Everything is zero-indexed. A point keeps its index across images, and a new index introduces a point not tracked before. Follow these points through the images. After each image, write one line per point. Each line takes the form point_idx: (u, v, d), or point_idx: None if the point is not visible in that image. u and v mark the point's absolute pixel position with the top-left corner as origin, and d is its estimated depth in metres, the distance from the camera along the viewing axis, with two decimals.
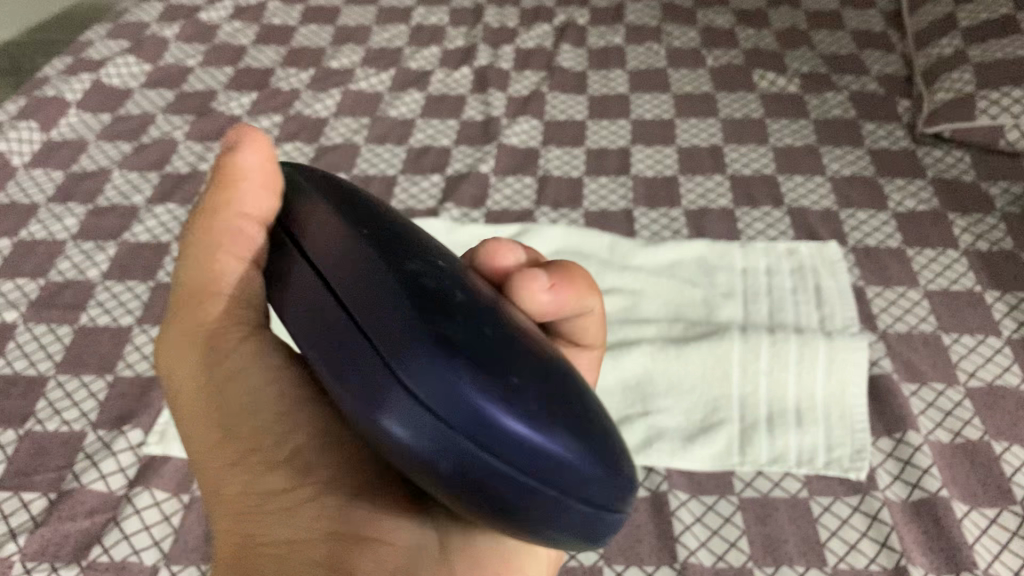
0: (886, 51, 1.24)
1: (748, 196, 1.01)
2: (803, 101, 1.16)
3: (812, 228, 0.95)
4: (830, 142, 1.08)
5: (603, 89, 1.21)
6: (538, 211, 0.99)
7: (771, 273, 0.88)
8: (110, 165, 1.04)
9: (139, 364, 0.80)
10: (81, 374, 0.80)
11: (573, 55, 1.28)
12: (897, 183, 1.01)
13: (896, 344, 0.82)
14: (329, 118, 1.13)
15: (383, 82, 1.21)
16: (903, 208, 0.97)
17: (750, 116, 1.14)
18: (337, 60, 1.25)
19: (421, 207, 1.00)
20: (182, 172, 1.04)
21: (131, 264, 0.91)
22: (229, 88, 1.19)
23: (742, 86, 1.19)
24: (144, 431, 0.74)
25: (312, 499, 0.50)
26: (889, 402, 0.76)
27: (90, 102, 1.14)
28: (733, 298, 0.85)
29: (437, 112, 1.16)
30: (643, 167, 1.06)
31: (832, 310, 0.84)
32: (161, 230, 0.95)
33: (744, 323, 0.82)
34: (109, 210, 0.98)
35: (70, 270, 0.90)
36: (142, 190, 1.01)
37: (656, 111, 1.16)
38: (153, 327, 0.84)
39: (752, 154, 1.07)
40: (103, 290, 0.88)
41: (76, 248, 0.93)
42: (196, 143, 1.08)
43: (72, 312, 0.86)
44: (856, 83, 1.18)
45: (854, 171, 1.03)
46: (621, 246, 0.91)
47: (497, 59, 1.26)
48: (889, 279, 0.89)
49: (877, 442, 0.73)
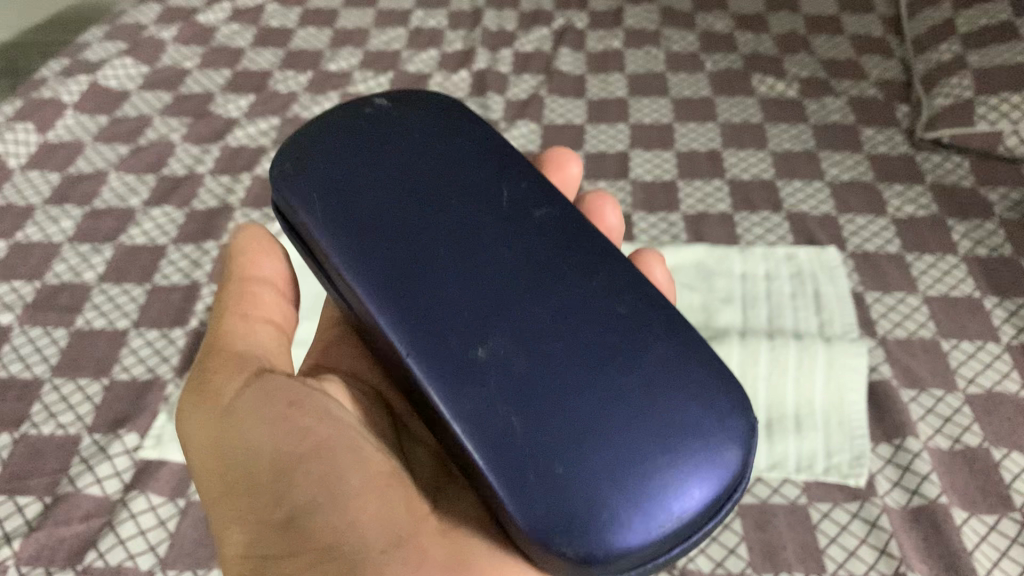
0: (885, 57, 1.24)
1: (747, 200, 1.01)
2: (802, 106, 1.16)
3: (811, 233, 0.95)
4: (829, 147, 1.08)
5: (602, 92, 1.21)
6: None
7: (770, 278, 0.88)
8: (107, 167, 1.04)
9: (135, 368, 0.80)
10: (77, 378, 0.79)
11: (572, 59, 1.27)
12: (896, 189, 1.01)
13: (895, 350, 0.81)
14: None
15: (381, 86, 1.21)
16: (902, 214, 0.97)
17: (749, 121, 1.13)
18: (335, 63, 1.25)
19: None
20: (180, 175, 1.03)
21: (127, 267, 0.91)
22: (227, 91, 1.18)
23: (741, 91, 1.19)
24: (139, 435, 0.74)
25: (318, 563, 0.50)
26: (888, 407, 0.75)
27: (87, 104, 1.14)
28: (732, 303, 0.85)
29: None
30: (642, 171, 1.06)
31: (831, 316, 0.84)
32: (158, 233, 0.95)
33: (743, 329, 0.82)
34: (106, 212, 0.97)
35: (66, 272, 0.90)
36: (139, 192, 1.00)
37: (655, 115, 1.16)
38: (150, 330, 0.84)
39: (751, 159, 1.07)
40: (100, 292, 0.88)
41: (72, 250, 0.92)
42: (194, 146, 1.08)
43: (68, 315, 0.85)
44: (855, 88, 1.18)
45: (853, 176, 1.03)
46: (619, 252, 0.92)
47: (496, 62, 1.25)
48: (888, 285, 0.89)
49: (876, 448, 0.73)
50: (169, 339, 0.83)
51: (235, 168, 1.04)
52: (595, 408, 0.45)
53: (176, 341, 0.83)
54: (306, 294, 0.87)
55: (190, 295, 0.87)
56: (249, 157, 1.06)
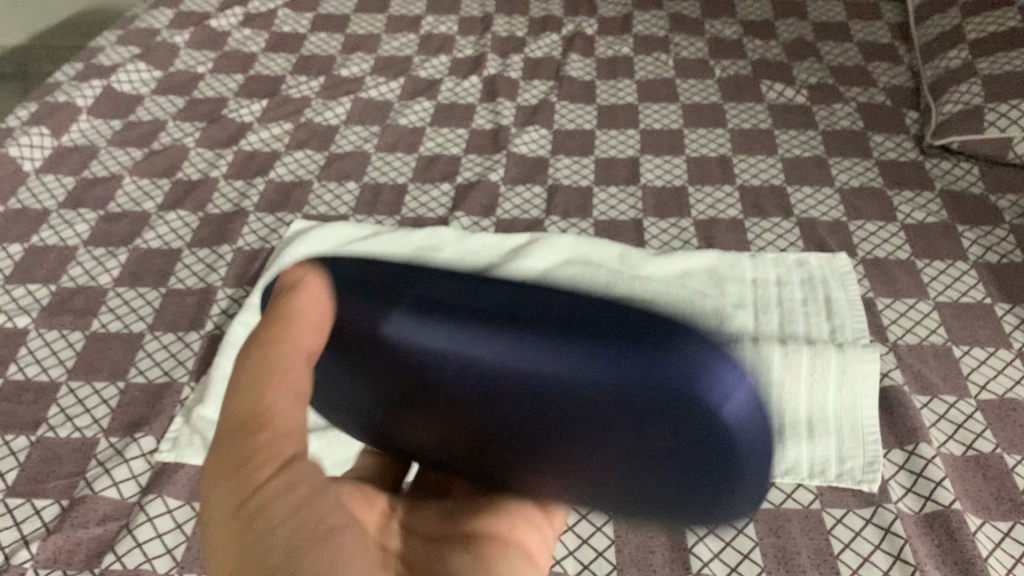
0: (894, 63, 1.25)
1: (757, 206, 1.01)
2: (811, 112, 1.16)
3: (822, 239, 0.96)
4: (838, 153, 1.08)
5: (612, 98, 1.21)
6: (547, 220, 0.99)
7: (781, 284, 0.89)
8: (121, 171, 1.05)
9: (151, 372, 0.81)
10: (93, 381, 0.80)
11: (582, 65, 1.28)
12: (906, 195, 1.01)
13: (907, 356, 0.82)
14: (339, 126, 1.14)
15: (392, 91, 1.21)
16: (912, 220, 0.98)
17: (759, 127, 1.14)
18: (347, 68, 1.26)
19: (430, 214, 1.00)
20: (193, 179, 1.04)
21: (142, 270, 0.91)
22: (240, 96, 1.19)
23: (751, 97, 1.20)
24: (155, 438, 0.74)
25: None
26: (900, 413, 0.76)
27: (101, 109, 1.15)
28: (744, 309, 0.86)
29: (446, 120, 1.16)
30: (652, 177, 1.06)
31: (842, 321, 0.84)
32: (172, 237, 0.96)
33: (755, 334, 0.83)
34: (120, 216, 0.98)
35: (82, 275, 0.90)
36: (153, 197, 1.01)
37: (665, 121, 1.16)
38: (165, 334, 0.84)
39: (761, 165, 1.07)
40: (115, 296, 0.88)
41: (87, 254, 0.93)
42: (207, 151, 1.09)
43: (84, 318, 0.86)
44: (864, 95, 1.18)
45: (863, 183, 1.04)
46: (631, 257, 0.92)
47: (506, 68, 1.26)
48: (899, 290, 0.89)
49: (888, 454, 0.73)
50: (184, 343, 0.83)
51: (248, 174, 1.05)
52: (582, 367, 0.37)
53: (192, 345, 0.83)
54: None
55: (204, 300, 0.88)
56: (262, 163, 1.07)
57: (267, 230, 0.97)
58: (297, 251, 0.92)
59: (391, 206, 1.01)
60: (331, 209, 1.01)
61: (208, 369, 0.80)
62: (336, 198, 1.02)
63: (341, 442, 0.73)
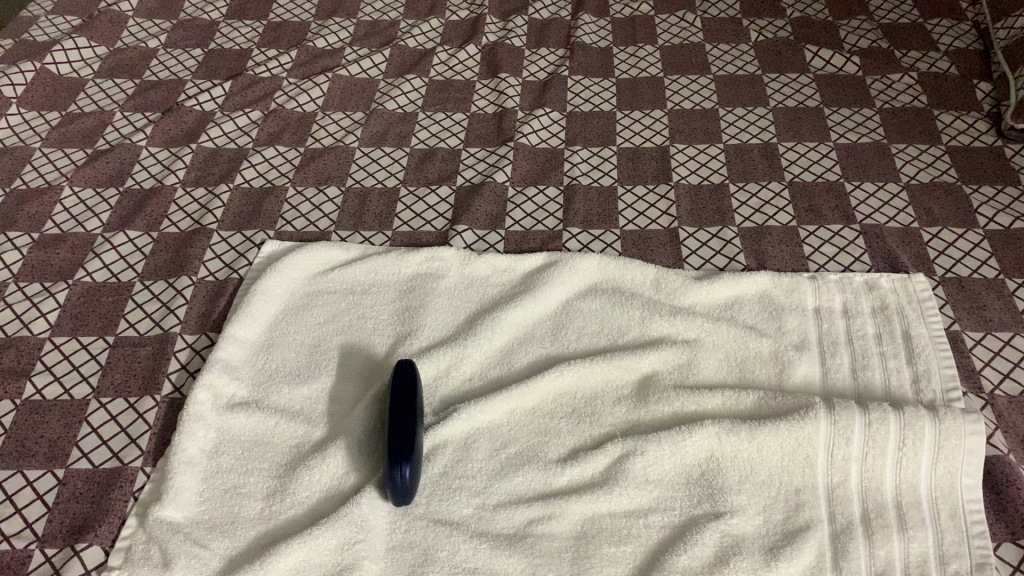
0: (956, 20, 1.08)
1: (812, 210, 0.85)
2: (865, 83, 1.00)
3: (891, 254, 0.81)
4: (901, 139, 0.92)
5: (631, 70, 1.04)
6: (566, 232, 0.84)
7: (849, 316, 0.75)
8: (60, 180, 0.88)
9: (96, 453, 0.66)
10: (24, 469, 0.65)
11: (595, 27, 1.12)
12: (985, 192, 0.86)
13: (1009, 412, 0.68)
14: (316, 113, 0.98)
15: (377, 66, 1.04)
16: (996, 225, 0.83)
17: (806, 104, 0.98)
18: (323, 37, 1.09)
19: (427, 229, 0.85)
20: (146, 189, 0.88)
21: (85, 314, 0.76)
22: (198, 76, 1.02)
23: (794, 66, 1.03)
24: (102, 550, 0.61)
25: None
26: (1009, 496, 0.63)
27: (35, 98, 0.98)
28: (808, 350, 0.72)
29: (441, 102, 0.99)
30: (685, 171, 0.91)
31: (928, 367, 0.70)
32: (122, 267, 0.80)
33: (824, 389, 0.69)
34: (59, 240, 0.82)
35: (11, 322, 0.75)
36: (98, 213, 0.85)
37: (696, 97, 1.00)
38: (113, 401, 0.70)
39: (813, 155, 0.91)
40: (53, 349, 0.73)
41: (19, 292, 0.78)
42: (161, 150, 0.93)
43: (15, 380, 0.71)
44: (924, 61, 1.02)
45: (933, 176, 0.88)
46: (667, 281, 0.78)
47: (508, 35, 1.10)
48: (991, 322, 0.75)
49: (999, 549, 0.61)
50: (137, 413, 0.69)
51: (210, 179, 0.89)
52: None
53: (146, 415, 0.69)
54: (296, 344, 0.74)
55: (160, 353, 0.73)
56: (227, 164, 0.91)
57: (234, 253, 0.82)
58: (272, 286, 0.77)
59: (379, 218, 0.86)
60: (310, 222, 0.85)
61: (166, 451, 0.66)
62: (316, 209, 0.87)
63: (333, 550, 0.59)
